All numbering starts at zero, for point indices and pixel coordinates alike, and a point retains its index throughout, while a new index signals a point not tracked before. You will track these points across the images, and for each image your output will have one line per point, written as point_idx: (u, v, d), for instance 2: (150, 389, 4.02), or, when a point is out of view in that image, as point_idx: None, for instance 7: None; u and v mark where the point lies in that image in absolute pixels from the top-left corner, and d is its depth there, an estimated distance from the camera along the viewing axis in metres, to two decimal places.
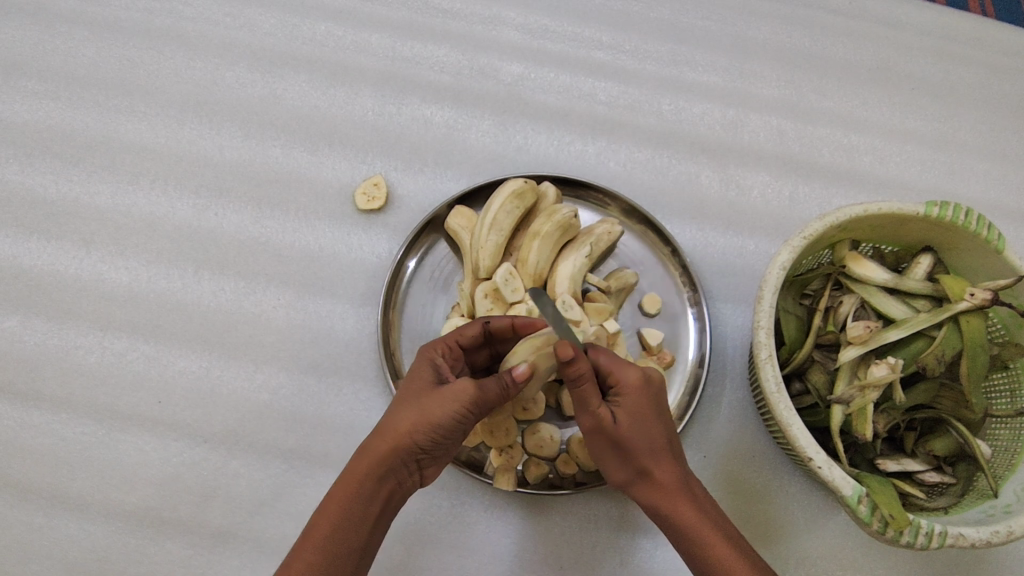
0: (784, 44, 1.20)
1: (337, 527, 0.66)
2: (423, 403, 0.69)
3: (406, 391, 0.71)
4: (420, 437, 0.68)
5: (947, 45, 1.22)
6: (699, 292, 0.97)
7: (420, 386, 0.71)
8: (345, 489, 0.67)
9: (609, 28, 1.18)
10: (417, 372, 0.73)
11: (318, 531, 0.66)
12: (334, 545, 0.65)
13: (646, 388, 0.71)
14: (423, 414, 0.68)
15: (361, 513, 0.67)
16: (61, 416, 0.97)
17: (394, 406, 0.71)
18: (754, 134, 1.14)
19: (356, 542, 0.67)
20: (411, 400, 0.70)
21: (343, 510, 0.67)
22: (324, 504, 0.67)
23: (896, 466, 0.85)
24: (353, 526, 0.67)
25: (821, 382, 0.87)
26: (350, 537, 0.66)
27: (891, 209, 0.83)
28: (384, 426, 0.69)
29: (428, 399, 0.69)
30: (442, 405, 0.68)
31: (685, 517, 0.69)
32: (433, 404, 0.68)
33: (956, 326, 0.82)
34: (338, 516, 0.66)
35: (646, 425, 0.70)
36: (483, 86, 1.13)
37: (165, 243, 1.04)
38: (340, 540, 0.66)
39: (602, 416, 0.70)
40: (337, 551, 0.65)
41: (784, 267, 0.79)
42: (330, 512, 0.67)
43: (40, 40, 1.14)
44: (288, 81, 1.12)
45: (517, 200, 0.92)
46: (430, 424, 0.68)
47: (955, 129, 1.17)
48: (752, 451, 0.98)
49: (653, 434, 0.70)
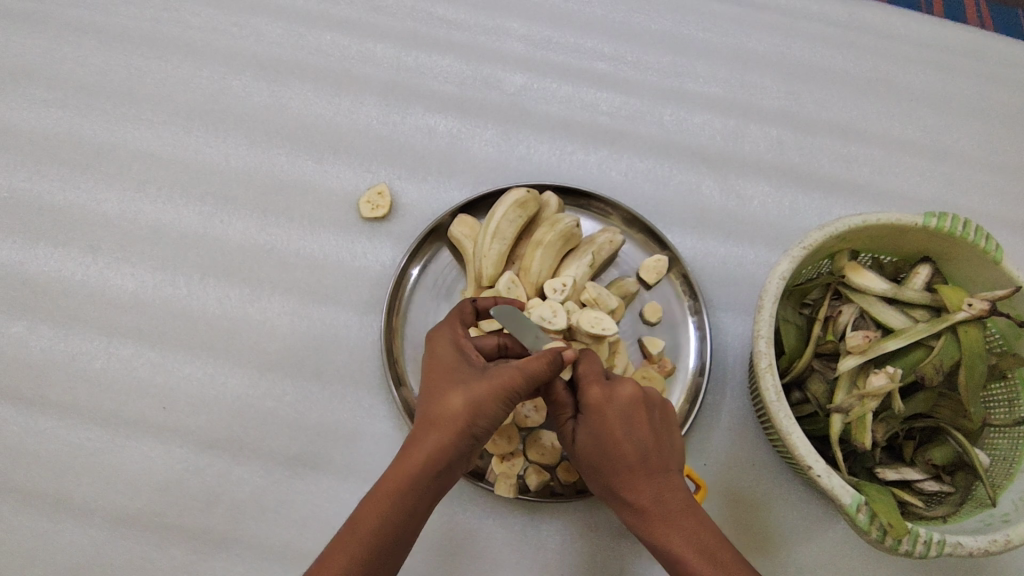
0: (783, 56, 1.22)
1: (387, 521, 0.66)
2: (473, 390, 0.70)
3: (444, 379, 0.73)
4: (475, 424, 0.70)
5: (945, 57, 1.23)
6: (699, 301, 0.98)
7: (457, 373, 0.73)
8: (398, 481, 0.67)
9: (611, 40, 1.20)
10: (447, 358, 0.75)
11: (368, 522, 0.66)
12: (386, 535, 0.66)
13: (605, 406, 0.73)
14: (475, 401, 0.70)
15: (412, 507, 0.67)
16: (67, 421, 0.98)
17: (437, 394, 0.72)
18: (754, 144, 1.16)
19: (405, 535, 0.67)
20: (457, 388, 0.71)
21: (395, 504, 0.66)
22: (372, 498, 0.67)
23: (895, 475, 0.86)
24: (405, 520, 0.67)
25: (820, 391, 0.88)
26: (401, 530, 0.67)
27: (890, 219, 0.84)
28: (436, 415, 0.70)
29: (475, 386, 0.71)
30: (490, 391, 0.70)
31: (657, 536, 0.71)
32: (482, 391, 0.70)
33: (955, 336, 0.83)
34: (388, 509, 0.66)
35: (606, 445, 0.73)
36: (487, 95, 1.15)
37: (170, 250, 1.05)
38: (390, 534, 0.66)
39: (567, 431, 0.78)
40: (385, 545, 0.66)
41: (783, 276, 0.80)
42: (377, 504, 0.66)
43: (49, 49, 1.16)
44: (293, 90, 1.14)
45: (520, 210, 0.94)
46: (483, 411, 0.70)
47: (953, 140, 1.19)
48: (752, 459, 0.99)
49: (614, 451, 0.72)
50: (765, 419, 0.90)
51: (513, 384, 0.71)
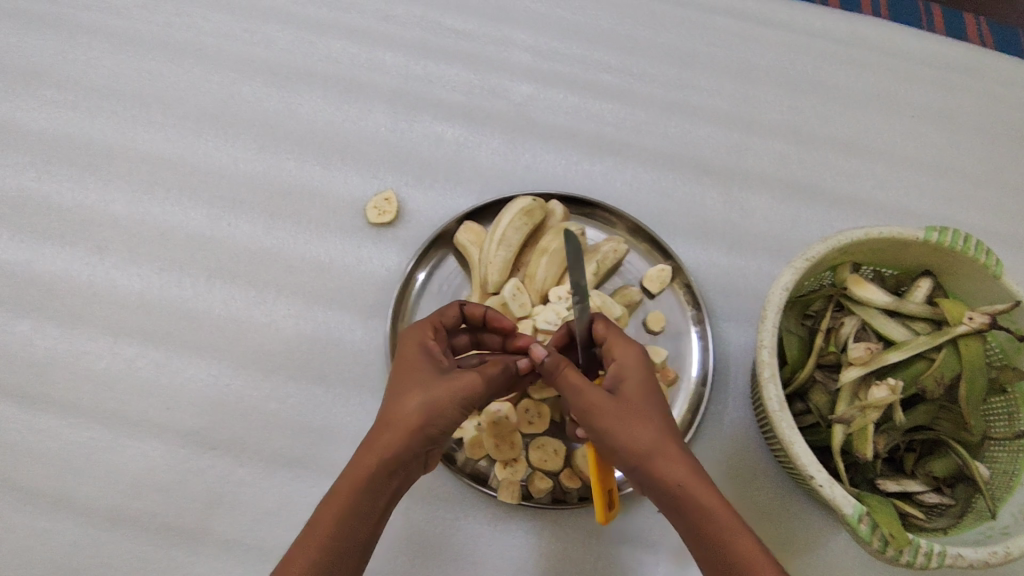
0: (786, 70, 1.23)
1: (342, 524, 0.66)
2: (431, 392, 0.70)
3: (405, 380, 0.73)
4: (432, 425, 0.70)
5: (945, 74, 1.25)
6: (702, 311, 0.99)
7: (418, 375, 0.73)
8: (354, 483, 0.67)
9: (617, 52, 1.21)
10: (411, 359, 0.75)
11: (323, 526, 0.65)
12: (342, 537, 0.66)
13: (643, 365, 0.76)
14: (433, 403, 0.70)
15: (368, 510, 0.67)
16: (70, 420, 0.97)
17: (396, 396, 0.71)
18: (758, 157, 1.17)
19: (362, 538, 0.67)
20: (416, 389, 0.71)
21: (350, 507, 0.66)
22: (329, 501, 0.67)
23: (895, 487, 0.87)
24: (361, 522, 0.67)
25: (822, 402, 0.88)
26: (357, 532, 0.66)
27: (891, 233, 0.85)
28: (392, 417, 0.70)
29: (433, 387, 0.71)
30: (448, 393, 0.71)
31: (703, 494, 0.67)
32: (439, 392, 0.71)
33: (955, 348, 0.85)
34: (343, 513, 0.66)
35: (651, 398, 0.73)
36: (494, 105, 1.16)
37: (178, 251, 1.05)
38: (346, 537, 0.66)
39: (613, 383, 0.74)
40: (342, 548, 0.66)
41: (786, 288, 0.82)
42: (332, 507, 0.66)
43: (61, 51, 1.17)
44: (302, 96, 1.15)
45: (526, 218, 0.95)
46: (440, 412, 0.70)
47: (954, 156, 1.20)
48: (754, 469, 0.99)
49: (656, 406, 0.73)
50: (768, 429, 0.90)
51: (474, 389, 0.72)
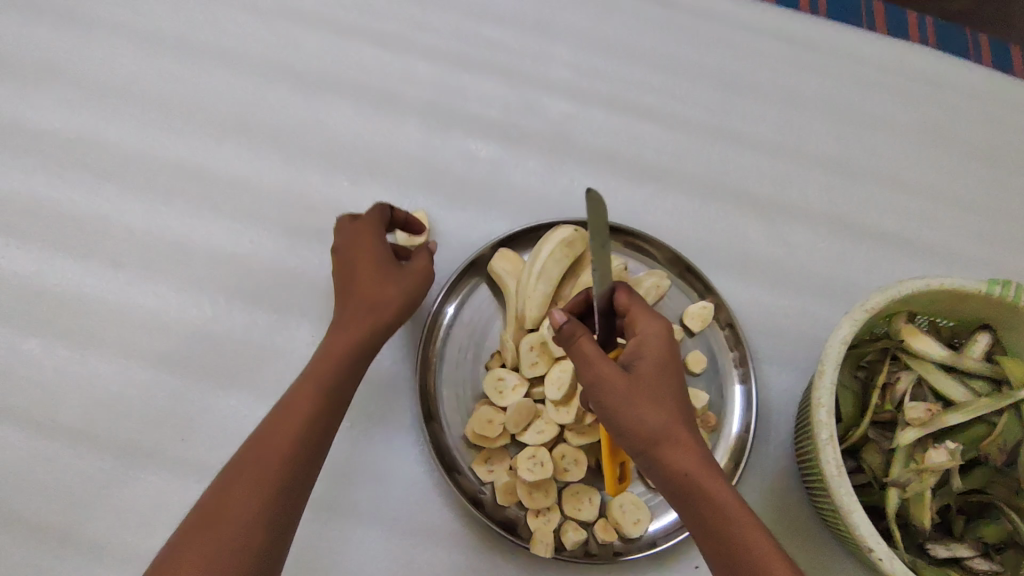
0: (835, 99, 1.18)
1: (305, 415, 0.72)
2: (391, 285, 0.81)
3: (363, 281, 0.82)
4: (395, 314, 0.81)
5: (997, 109, 1.21)
6: (746, 354, 0.94)
7: (374, 276, 0.81)
8: (318, 377, 0.75)
9: (660, 72, 1.16)
10: (362, 265, 0.83)
11: (284, 418, 0.72)
12: (306, 425, 0.73)
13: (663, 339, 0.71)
14: (396, 291, 0.81)
15: (333, 399, 0.75)
16: (78, 448, 0.92)
17: (359, 296, 0.81)
18: (804, 190, 1.12)
19: (318, 429, 0.73)
20: (374, 283, 0.81)
21: (312, 398, 0.73)
22: (291, 400, 0.73)
23: (945, 553, 0.82)
24: (318, 413, 0.73)
25: (877, 462, 0.84)
26: (322, 422, 0.74)
27: (953, 285, 0.80)
28: (354, 316, 0.79)
29: (390, 278, 0.82)
30: (402, 283, 0.82)
31: (712, 484, 0.65)
32: (395, 282, 0.82)
33: (1017, 413, 0.81)
34: (306, 404, 0.73)
35: (668, 380, 0.69)
36: (531, 123, 1.11)
37: (196, 269, 1.00)
38: (309, 425, 0.72)
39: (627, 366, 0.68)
40: (301, 436, 0.72)
41: (843, 341, 0.77)
42: (293, 403, 0.73)
43: (75, 48, 1.10)
44: (330, 105, 1.09)
45: (566, 248, 0.90)
46: (404, 300, 0.82)
47: (1005, 195, 1.16)
48: (795, 525, 0.94)
49: (670, 387, 0.69)
50: (814, 486, 0.86)
51: (426, 277, 0.84)
